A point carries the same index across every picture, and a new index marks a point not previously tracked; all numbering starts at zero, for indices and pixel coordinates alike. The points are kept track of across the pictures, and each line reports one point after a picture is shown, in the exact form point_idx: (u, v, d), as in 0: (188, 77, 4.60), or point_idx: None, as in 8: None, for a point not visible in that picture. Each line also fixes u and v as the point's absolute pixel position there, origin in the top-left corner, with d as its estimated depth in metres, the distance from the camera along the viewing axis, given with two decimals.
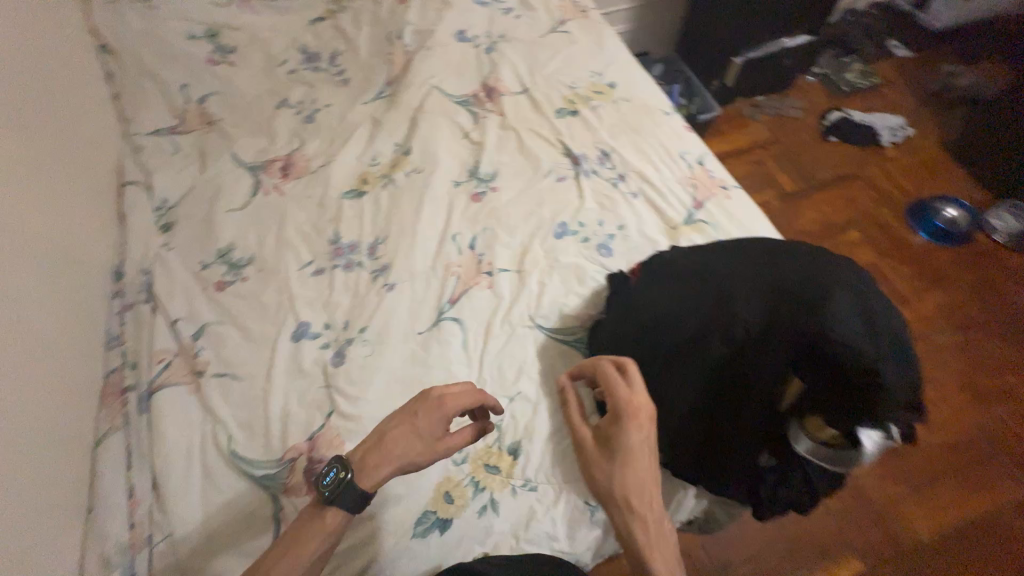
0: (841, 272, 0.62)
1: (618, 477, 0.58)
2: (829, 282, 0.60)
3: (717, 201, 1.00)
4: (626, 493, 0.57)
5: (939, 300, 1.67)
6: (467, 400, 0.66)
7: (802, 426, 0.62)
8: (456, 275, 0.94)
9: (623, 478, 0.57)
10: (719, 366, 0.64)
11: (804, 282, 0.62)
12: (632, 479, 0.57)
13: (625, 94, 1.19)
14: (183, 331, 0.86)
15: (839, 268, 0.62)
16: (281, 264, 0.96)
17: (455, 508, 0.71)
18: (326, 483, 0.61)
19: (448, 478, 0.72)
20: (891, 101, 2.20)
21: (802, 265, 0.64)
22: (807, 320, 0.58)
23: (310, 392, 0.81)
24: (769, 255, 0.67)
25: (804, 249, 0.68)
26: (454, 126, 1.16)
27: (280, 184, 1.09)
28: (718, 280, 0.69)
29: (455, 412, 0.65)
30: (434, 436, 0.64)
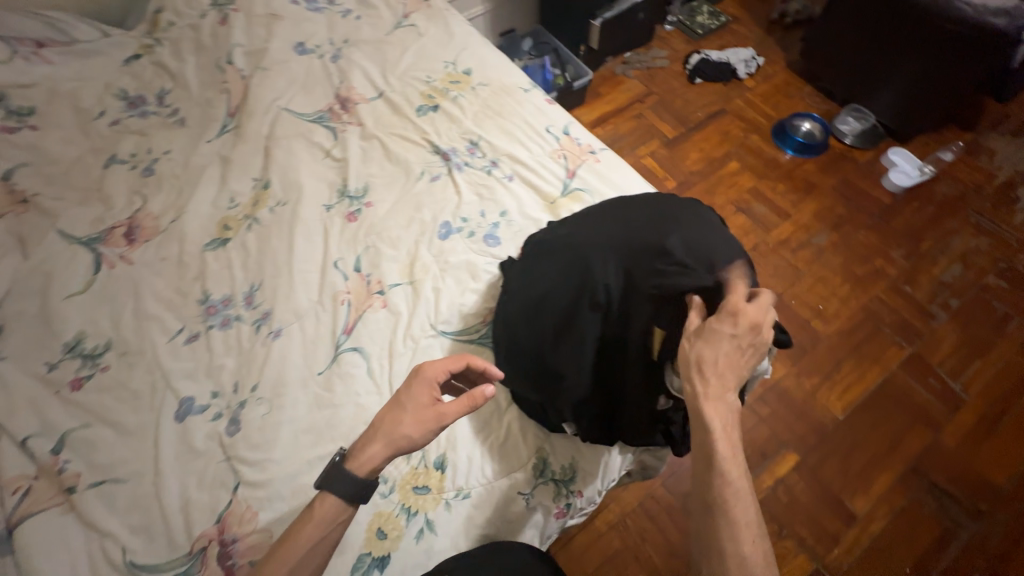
0: (678, 219, 0.70)
1: (696, 349, 0.57)
2: (669, 231, 0.67)
3: (588, 167, 1.03)
4: (700, 363, 0.56)
5: (812, 206, 1.86)
6: (449, 361, 0.69)
7: None
8: (347, 303, 0.89)
9: (700, 351, 0.57)
10: (591, 328, 0.68)
11: (649, 232, 0.68)
12: (709, 351, 0.56)
13: (482, 78, 1.17)
14: (39, 449, 0.74)
15: (675, 218, 0.70)
16: (146, 341, 0.86)
17: (391, 542, 0.68)
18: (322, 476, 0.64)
19: (378, 513, 0.69)
20: (740, 35, 2.37)
21: (646, 221, 0.71)
22: (654, 270, 0.64)
23: (208, 471, 0.74)
24: (619, 218, 0.73)
25: (648, 205, 0.75)
26: (313, 147, 1.08)
27: (126, 252, 0.97)
28: (579, 249, 0.72)
29: (437, 376, 0.67)
30: (425, 403, 0.65)
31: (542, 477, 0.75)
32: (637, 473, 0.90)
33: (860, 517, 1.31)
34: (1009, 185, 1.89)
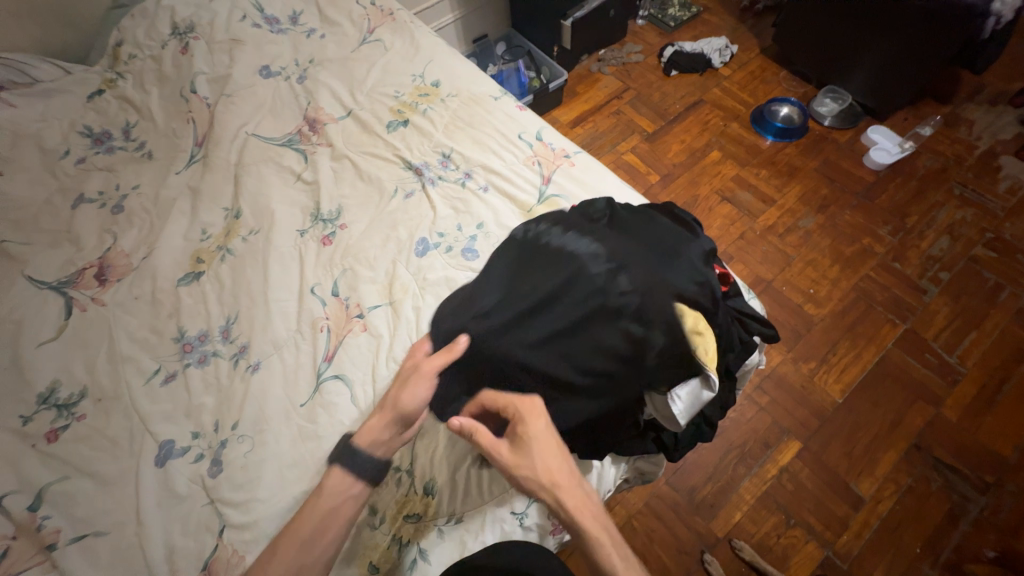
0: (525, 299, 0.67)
1: (541, 464, 0.59)
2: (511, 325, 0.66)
3: (563, 172, 1.01)
4: (549, 476, 0.59)
5: (796, 190, 1.86)
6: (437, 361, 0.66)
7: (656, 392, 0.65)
8: (326, 329, 0.87)
9: (545, 465, 0.59)
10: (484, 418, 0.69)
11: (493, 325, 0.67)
12: (553, 463, 0.60)
13: (451, 90, 1.15)
14: (15, 508, 0.72)
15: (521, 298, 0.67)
16: (122, 385, 0.83)
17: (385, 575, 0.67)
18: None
19: (367, 548, 0.68)
20: (713, 24, 2.37)
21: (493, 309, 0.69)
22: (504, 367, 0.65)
23: (193, 516, 0.72)
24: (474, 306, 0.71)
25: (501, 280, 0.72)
26: (284, 171, 1.06)
27: (99, 294, 0.94)
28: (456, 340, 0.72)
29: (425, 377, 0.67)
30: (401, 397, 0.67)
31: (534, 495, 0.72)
32: (635, 478, 0.88)
33: (866, 499, 1.30)
34: (990, 154, 1.89)
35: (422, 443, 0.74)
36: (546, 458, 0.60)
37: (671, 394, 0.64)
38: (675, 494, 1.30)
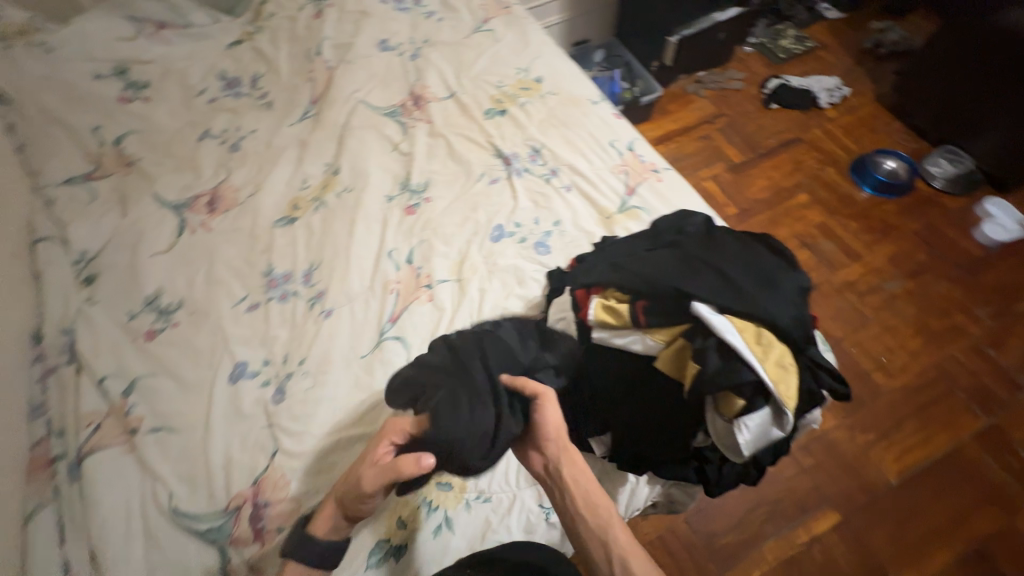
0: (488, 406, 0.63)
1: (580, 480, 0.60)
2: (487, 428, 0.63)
3: (649, 186, 1.00)
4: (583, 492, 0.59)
5: (888, 250, 1.72)
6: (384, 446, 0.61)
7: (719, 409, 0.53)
8: (395, 292, 0.92)
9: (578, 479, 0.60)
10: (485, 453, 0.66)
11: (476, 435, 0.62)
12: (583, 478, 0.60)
13: (552, 88, 1.18)
14: (113, 390, 0.82)
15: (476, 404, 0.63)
16: (212, 304, 0.92)
17: (409, 532, 0.70)
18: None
19: (399, 504, 0.70)
20: (827, 62, 2.24)
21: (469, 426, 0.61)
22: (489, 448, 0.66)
23: (252, 434, 0.78)
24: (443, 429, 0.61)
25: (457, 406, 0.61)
26: (383, 139, 1.13)
27: (207, 220, 1.05)
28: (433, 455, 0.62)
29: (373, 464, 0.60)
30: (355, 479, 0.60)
31: None
32: (663, 505, 0.85)
33: None
34: None
35: None
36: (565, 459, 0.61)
37: (737, 421, 0.51)
38: (693, 535, 1.25)
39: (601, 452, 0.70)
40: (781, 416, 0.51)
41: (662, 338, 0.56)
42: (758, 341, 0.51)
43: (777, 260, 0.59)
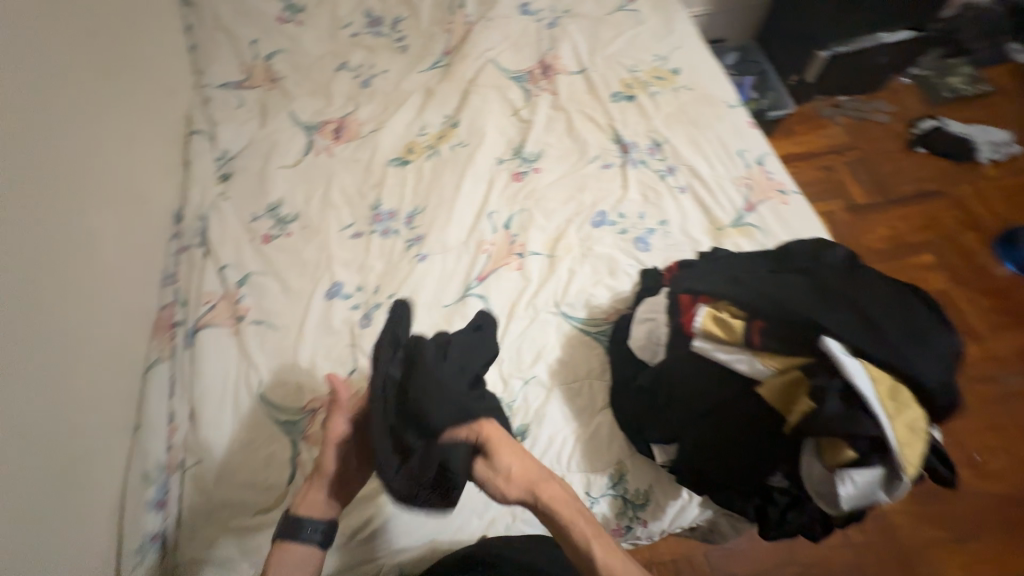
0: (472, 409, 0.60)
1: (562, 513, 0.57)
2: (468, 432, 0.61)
3: (772, 206, 0.93)
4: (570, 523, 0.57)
5: (1018, 341, 1.49)
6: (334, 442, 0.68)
7: (818, 455, 0.49)
8: (487, 253, 0.93)
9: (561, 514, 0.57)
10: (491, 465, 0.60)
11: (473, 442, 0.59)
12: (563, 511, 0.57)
13: (688, 82, 1.11)
14: (230, 278, 0.91)
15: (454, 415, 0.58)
16: (323, 224, 0.99)
17: None
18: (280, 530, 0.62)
19: None
20: (1001, 112, 1.93)
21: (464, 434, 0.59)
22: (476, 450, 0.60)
23: (336, 349, 0.85)
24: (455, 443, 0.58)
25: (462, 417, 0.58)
26: (504, 102, 1.13)
27: (331, 146, 1.12)
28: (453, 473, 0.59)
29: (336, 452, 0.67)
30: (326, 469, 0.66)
31: (614, 489, 0.72)
32: (703, 533, 0.82)
33: None
34: None
35: (531, 389, 0.79)
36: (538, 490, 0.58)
37: (842, 475, 0.47)
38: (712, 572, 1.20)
39: (661, 460, 0.68)
40: (895, 480, 0.47)
41: (775, 364, 0.52)
42: (891, 397, 0.47)
43: (930, 316, 0.53)
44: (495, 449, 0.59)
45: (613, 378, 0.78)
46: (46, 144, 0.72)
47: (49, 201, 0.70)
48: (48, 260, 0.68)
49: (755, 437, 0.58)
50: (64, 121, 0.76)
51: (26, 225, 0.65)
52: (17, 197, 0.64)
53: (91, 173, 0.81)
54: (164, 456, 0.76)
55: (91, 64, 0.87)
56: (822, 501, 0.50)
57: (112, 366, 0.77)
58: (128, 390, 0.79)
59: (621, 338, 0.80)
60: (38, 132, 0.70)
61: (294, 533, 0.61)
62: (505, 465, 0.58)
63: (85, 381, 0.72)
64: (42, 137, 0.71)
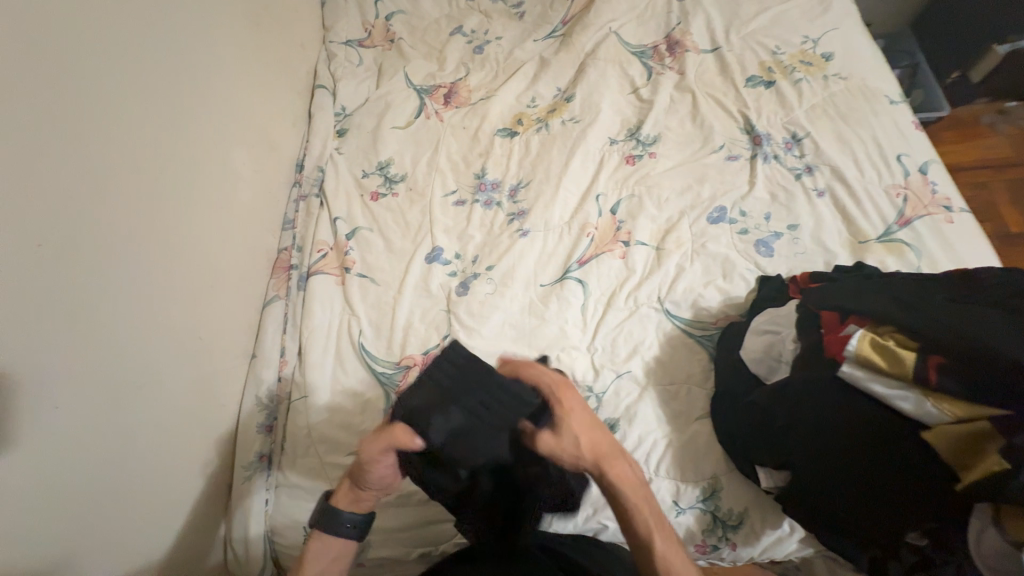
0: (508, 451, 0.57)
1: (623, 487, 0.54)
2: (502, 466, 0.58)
3: (932, 222, 0.80)
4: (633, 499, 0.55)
5: None
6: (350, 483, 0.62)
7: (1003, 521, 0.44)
8: (590, 237, 0.89)
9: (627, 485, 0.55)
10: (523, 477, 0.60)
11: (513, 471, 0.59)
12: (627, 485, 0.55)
13: (841, 70, 0.97)
14: (340, 230, 0.95)
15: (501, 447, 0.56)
16: (428, 188, 1.00)
17: None
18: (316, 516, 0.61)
19: None
20: None
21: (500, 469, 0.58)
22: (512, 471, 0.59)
23: (432, 312, 0.86)
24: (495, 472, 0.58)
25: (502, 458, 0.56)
26: (623, 79, 1.06)
27: (441, 111, 1.11)
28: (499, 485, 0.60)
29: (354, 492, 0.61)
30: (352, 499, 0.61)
31: (703, 503, 0.68)
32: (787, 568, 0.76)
33: None
34: None
35: (624, 383, 0.76)
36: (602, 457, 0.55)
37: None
38: None
39: (766, 485, 0.63)
40: None
41: (953, 412, 0.46)
42: None
43: None
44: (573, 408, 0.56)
45: (716, 387, 0.73)
46: (189, 90, 0.78)
47: (188, 145, 0.76)
48: (187, 200, 0.75)
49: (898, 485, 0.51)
50: (200, 69, 0.81)
51: (166, 166, 0.71)
52: (158, 139, 0.70)
53: (225, 121, 0.87)
54: (275, 386, 0.82)
55: (234, 14, 0.92)
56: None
57: (238, 297, 0.85)
58: (249, 321, 0.87)
59: (731, 346, 0.74)
60: (179, 79, 0.76)
61: (328, 524, 0.60)
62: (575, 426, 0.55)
63: (214, 308, 0.79)
64: (181, 84, 0.76)
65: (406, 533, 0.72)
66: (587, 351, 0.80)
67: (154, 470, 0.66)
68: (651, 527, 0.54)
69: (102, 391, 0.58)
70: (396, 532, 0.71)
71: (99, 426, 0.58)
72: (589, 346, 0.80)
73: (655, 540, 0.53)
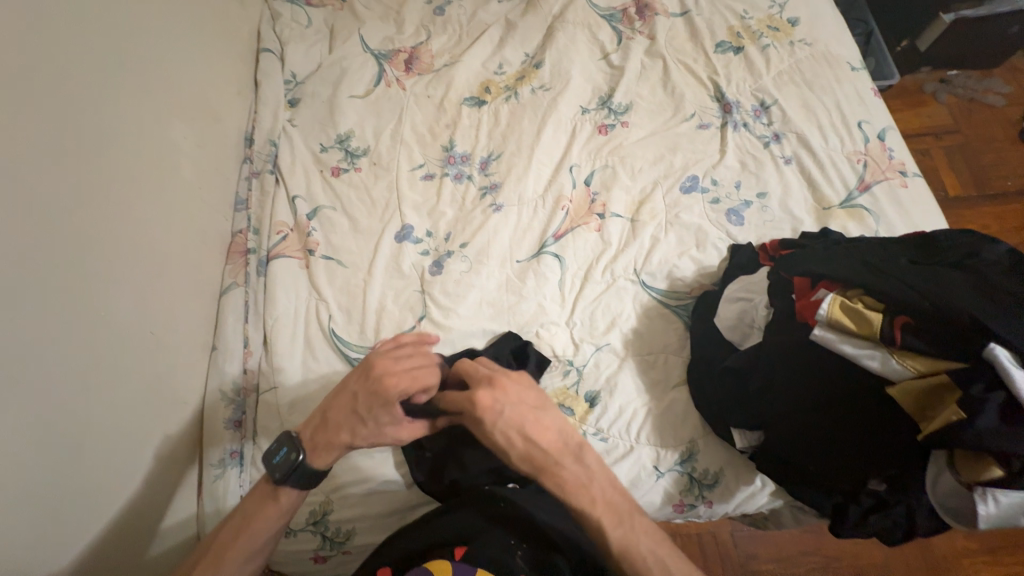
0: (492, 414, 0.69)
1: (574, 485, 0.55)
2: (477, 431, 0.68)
3: (889, 187, 0.83)
4: (586, 497, 0.55)
5: None
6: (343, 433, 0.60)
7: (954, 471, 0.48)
8: (565, 210, 0.87)
9: (575, 483, 0.55)
10: None
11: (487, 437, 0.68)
12: (574, 482, 0.55)
13: (806, 35, 0.98)
14: (300, 210, 0.89)
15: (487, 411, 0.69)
16: (394, 162, 0.94)
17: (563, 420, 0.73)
18: (276, 465, 0.59)
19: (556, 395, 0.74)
20: None
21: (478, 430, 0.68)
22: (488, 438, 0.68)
23: (405, 294, 0.83)
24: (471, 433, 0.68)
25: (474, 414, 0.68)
26: (593, 45, 1.02)
27: (402, 78, 1.04)
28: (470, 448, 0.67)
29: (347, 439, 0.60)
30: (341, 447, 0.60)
31: (681, 466, 0.71)
32: (756, 518, 0.81)
33: None
34: None
35: (603, 356, 0.76)
36: (537, 460, 0.56)
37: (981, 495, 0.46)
38: None
39: (741, 445, 0.66)
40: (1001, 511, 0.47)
41: (915, 366, 0.48)
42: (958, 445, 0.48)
43: None
44: (495, 417, 0.56)
45: (692, 355, 0.74)
46: (108, 53, 0.68)
47: (110, 114, 0.67)
48: (115, 178, 0.66)
49: (861, 435, 0.54)
50: (119, 25, 0.71)
51: (84, 138, 0.62)
52: (71, 108, 0.60)
53: (157, 89, 0.77)
54: (240, 379, 0.77)
55: None
56: (943, 514, 0.50)
57: (190, 287, 0.78)
58: (205, 312, 0.80)
59: (705, 314, 0.76)
60: (93, 39, 0.66)
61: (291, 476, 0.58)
62: (502, 433, 0.56)
63: (162, 299, 0.72)
64: (94, 42, 0.66)
65: (392, 518, 0.71)
66: (566, 326, 0.79)
67: (111, 475, 0.61)
68: (606, 525, 0.54)
69: (36, 394, 0.52)
70: (382, 518, 0.70)
71: (38, 436, 0.52)
72: (568, 320, 0.80)
73: (608, 531, 0.54)
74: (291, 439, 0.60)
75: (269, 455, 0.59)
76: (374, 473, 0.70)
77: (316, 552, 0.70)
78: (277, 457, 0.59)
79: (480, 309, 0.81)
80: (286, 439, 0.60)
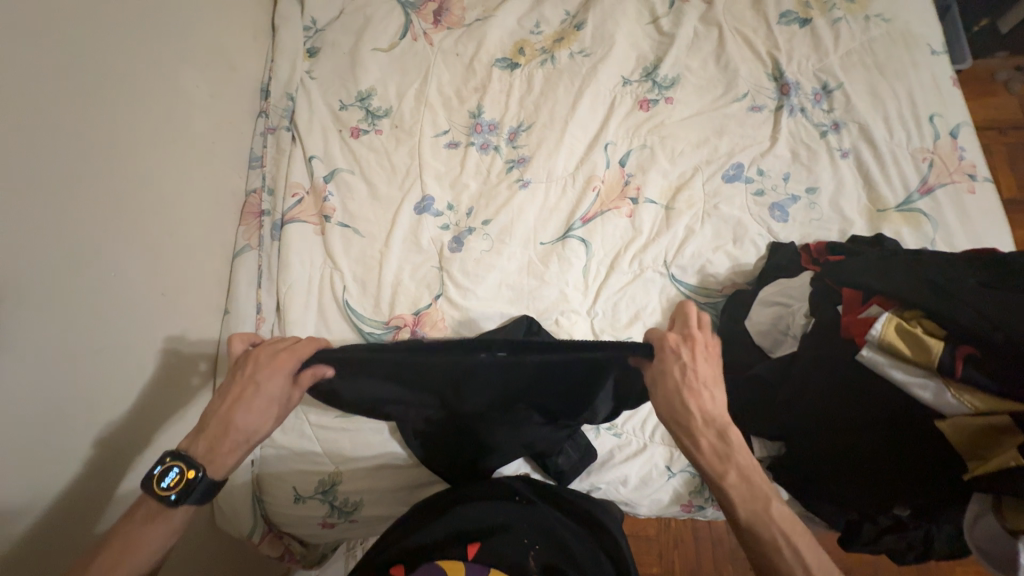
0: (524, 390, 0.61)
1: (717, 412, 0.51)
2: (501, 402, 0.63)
3: (953, 192, 0.76)
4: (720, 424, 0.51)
5: None
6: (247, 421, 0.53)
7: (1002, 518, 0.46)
8: (596, 191, 0.81)
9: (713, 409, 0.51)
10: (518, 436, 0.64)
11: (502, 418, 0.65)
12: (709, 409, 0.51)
13: (885, 9, 0.87)
14: (317, 172, 0.85)
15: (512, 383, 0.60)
16: (417, 126, 0.88)
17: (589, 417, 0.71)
18: (167, 486, 0.50)
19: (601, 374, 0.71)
20: None
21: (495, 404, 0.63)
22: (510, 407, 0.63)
23: (422, 269, 0.80)
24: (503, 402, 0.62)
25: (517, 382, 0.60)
26: (642, 7, 0.93)
27: (430, 33, 0.95)
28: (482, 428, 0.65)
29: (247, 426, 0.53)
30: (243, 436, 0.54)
31: (694, 467, 0.69)
32: None
33: None
34: None
35: None
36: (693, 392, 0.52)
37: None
38: None
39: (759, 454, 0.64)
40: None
41: (973, 403, 0.46)
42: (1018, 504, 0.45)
43: None
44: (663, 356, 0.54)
45: None
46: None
47: (120, 61, 0.62)
48: (118, 127, 0.61)
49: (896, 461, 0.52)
50: None
51: (84, 82, 0.57)
52: (71, 49, 0.55)
53: (170, 35, 0.72)
54: None
55: None
56: (979, 558, 0.49)
57: (203, 249, 0.75)
58: (218, 274, 0.78)
59: (736, 316, 0.72)
60: None
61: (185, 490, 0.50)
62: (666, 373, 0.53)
63: (175, 263, 0.70)
64: None
65: (400, 493, 0.71)
66: (587, 316, 0.76)
67: (121, 436, 0.61)
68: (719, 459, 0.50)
69: (38, 359, 0.50)
70: (391, 491, 0.71)
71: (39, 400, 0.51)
72: (590, 309, 0.76)
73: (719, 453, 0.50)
74: (181, 454, 0.51)
75: (153, 478, 0.50)
76: (385, 449, 0.70)
77: (325, 518, 0.71)
78: (168, 480, 0.50)
79: (500, 292, 0.77)
80: (172, 456, 0.51)
